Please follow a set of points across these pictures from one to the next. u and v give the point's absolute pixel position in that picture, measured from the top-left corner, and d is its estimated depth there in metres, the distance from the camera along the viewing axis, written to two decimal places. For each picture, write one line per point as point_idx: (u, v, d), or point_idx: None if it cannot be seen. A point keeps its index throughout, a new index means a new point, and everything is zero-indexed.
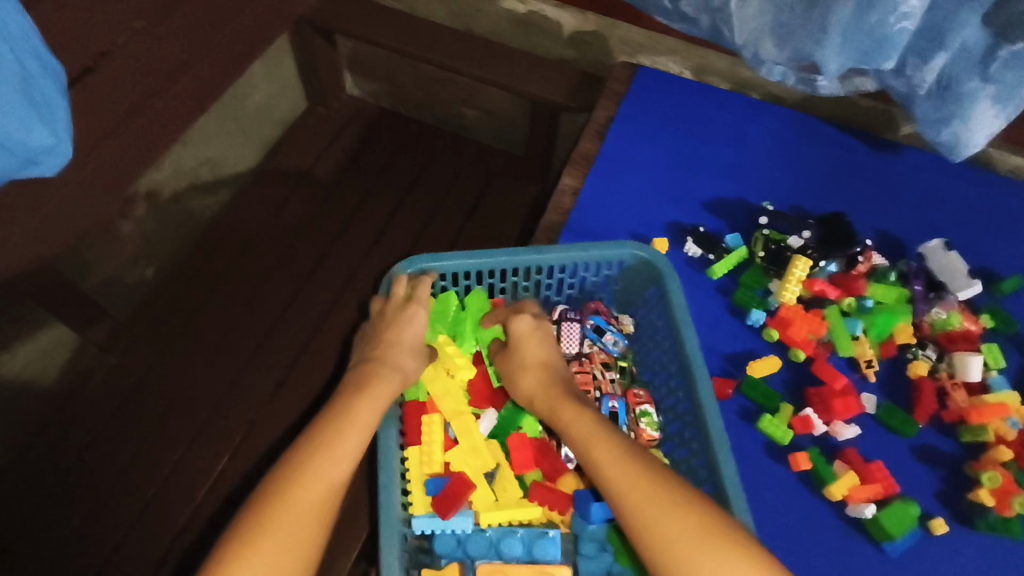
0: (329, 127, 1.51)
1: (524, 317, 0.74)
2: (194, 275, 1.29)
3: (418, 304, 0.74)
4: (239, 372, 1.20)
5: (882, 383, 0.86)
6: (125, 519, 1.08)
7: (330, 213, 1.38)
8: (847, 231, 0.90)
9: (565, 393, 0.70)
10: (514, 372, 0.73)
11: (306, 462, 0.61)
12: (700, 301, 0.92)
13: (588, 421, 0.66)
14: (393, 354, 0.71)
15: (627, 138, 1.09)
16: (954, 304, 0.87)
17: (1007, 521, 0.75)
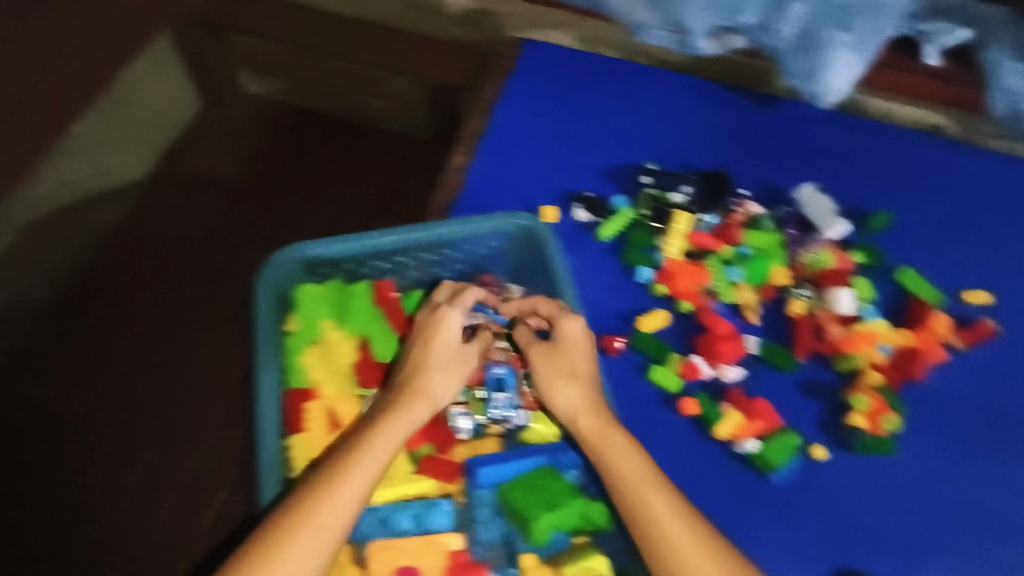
0: (231, 125, 1.43)
1: (579, 325, 0.71)
2: (93, 291, 1.24)
3: (451, 310, 0.71)
4: (150, 388, 1.15)
5: (766, 325, 0.90)
6: (39, 548, 1.05)
7: (235, 213, 1.33)
8: (724, 186, 0.96)
9: (615, 423, 0.68)
10: (558, 381, 0.70)
11: (314, 499, 0.60)
12: (591, 263, 0.94)
13: (642, 466, 0.65)
14: (422, 373, 0.69)
15: (519, 112, 1.08)
16: (825, 243, 0.93)
17: (879, 440, 0.81)
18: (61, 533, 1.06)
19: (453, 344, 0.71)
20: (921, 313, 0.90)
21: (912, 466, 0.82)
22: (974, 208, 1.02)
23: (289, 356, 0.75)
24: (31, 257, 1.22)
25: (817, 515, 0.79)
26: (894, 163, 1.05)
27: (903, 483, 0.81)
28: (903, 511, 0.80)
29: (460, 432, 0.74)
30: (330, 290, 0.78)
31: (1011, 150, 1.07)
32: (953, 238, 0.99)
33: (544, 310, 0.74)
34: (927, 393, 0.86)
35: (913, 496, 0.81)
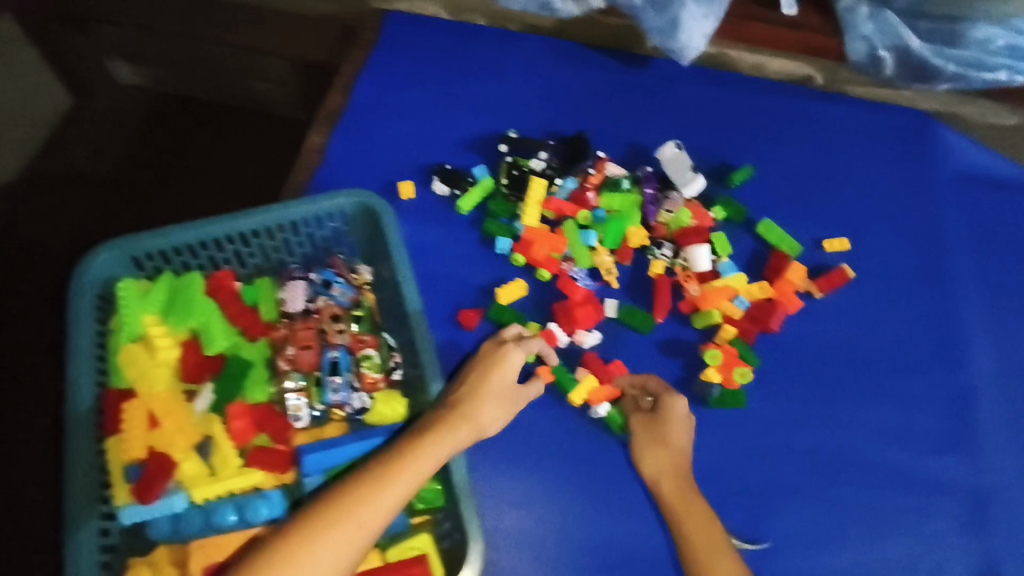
0: (108, 116, 1.31)
1: (683, 402, 0.78)
2: None
3: (511, 350, 0.76)
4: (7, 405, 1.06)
5: (626, 288, 0.89)
6: None
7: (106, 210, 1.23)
8: (584, 148, 0.93)
9: (697, 495, 0.75)
10: (650, 444, 0.77)
11: (359, 495, 0.60)
12: (450, 238, 0.91)
13: (711, 532, 0.72)
14: (474, 398, 0.71)
15: (379, 86, 1.04)
16: (681, 201, 0.91)
17: (732, 393, 0.82)
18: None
19: (508, 377, 0.74)
20: (780, 264, 0.90)
21: (767, 415, 0.83)
22: (839, 156, 1.02)
23: (110, 356, 0.71)
24: None
25: None
26: (761, 117, 1.04)
27: (755, 433, 0.82)
28: (754, 461, 0.81)
29: (298, 420, 0.71)
30: (154, 284, 0.73)
31: (875, 96, 1.07)
32: (816, 188, 0.99)
33: (651, 387, 0.80)
34: (783, 342, 0.87)
35: (764, 445, 0.82)
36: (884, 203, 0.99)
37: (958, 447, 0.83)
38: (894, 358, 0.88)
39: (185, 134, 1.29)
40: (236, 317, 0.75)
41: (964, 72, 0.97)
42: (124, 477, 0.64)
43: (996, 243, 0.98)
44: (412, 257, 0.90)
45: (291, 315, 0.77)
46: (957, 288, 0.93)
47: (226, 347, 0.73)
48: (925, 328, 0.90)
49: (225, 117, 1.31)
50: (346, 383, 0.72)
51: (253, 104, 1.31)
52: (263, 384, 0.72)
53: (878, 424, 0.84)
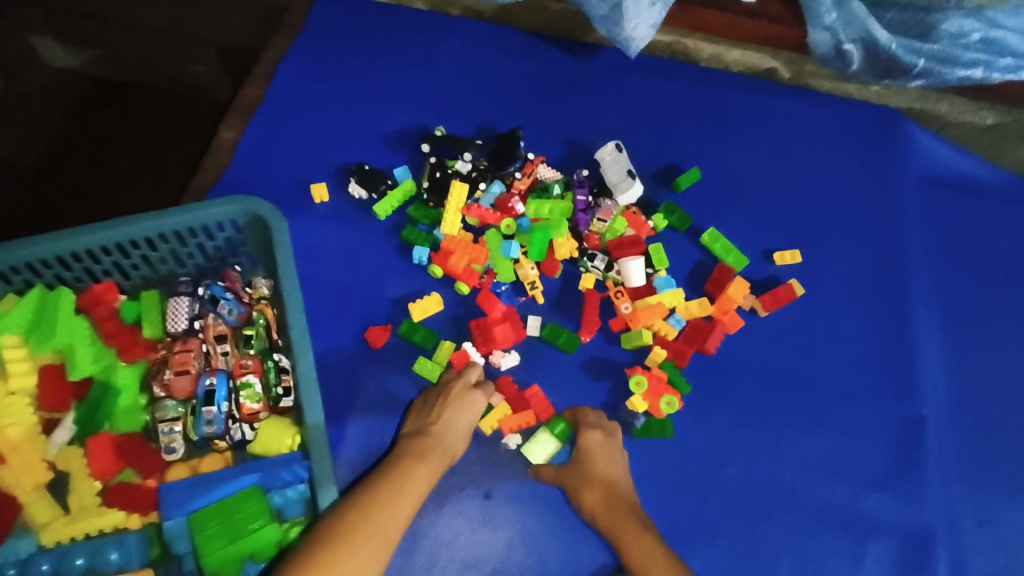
0: (36, 104, 1.12)
1: (597, 431, 0.73)
2: None
3: (481, 393, 0.73)
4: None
5: (552, 303, 0.82)
6: None
7: (25, 208, 1.05)
8: (514, 146, 0.84)
9: (630, 515, 0.69)
10: (577, 482, 0.71)
11: (363, 518, 0.59)
12: (366, 246, 0.84)
13: (650, 543, 0.66)
14: (443, 435, 0.71)
15: (302, 77, 0.96)
16: (615, 208, 0.83)
17: (660, 422, 0.76)
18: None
19: (478, 420, 0.73)
20: (723, 277, 0.82)
21: (696, 443, 0.77)
22: (797, 159, 0.94)
23: None
24: None
25: None
26: (713, 114, 0.96)
27: (679, 465, 0.76)
28: (675, 495, 0.75)
29: (171, 452, 0.65)
30: (18, 300, 0.67)
31: (840, 90, 0.98)
32: (769, 192, 0.92)
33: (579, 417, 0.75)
34: (719, 364, 0.81)
35: (687, 477, 0.76)
36: (842, 211, 0.91)
37: (900, 480, 0.78)
38: (836, 383, 0.81)
39: (119, 125, 1.10)
40: (112, 338, 0.68)
41: (933, 66, 0.87)
42: None
43: (963, 256, 0.90)
44: (321, 266, 0.83)
45: (173, 334, 0.70)
46: (911, 305, 0.86)
47: (93, 371, 0.66)
48: (873, 350, 0.83)
49: (157, 109, 1.11)
50: (222, 415, 0.65)
51: (190, 91, 1.13)
52: (136, 414, 0.66)
53: (814, 456, 0.78)
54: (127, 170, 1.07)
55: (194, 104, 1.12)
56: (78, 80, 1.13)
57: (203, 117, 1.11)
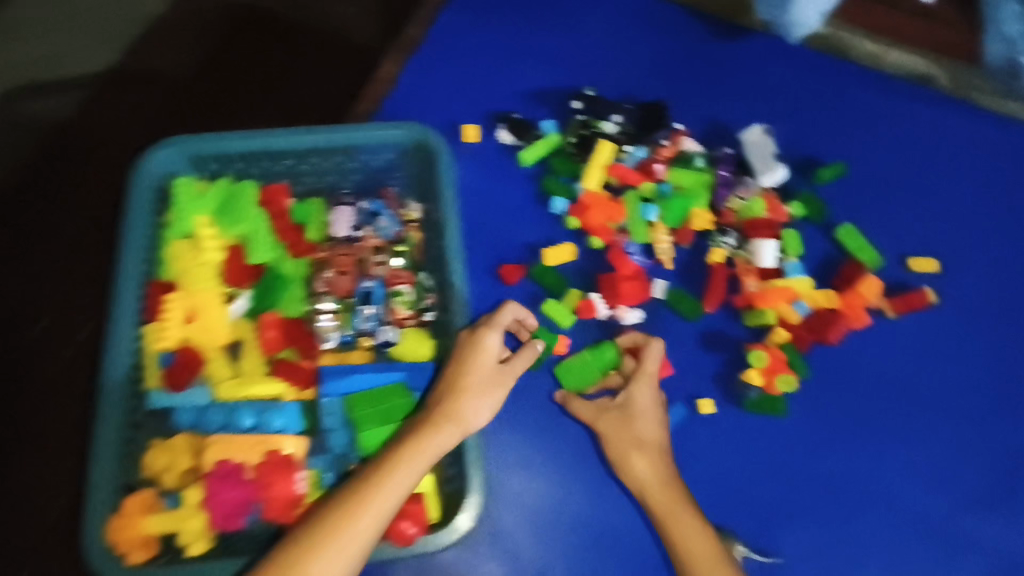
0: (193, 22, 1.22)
1: (650, 393, 0.72)
2: (17, 186, 1.10)
3: (489, 333, 0.68)
4: (46, 273, 1.04)
5: (679, 271, 0.84)
6: None
7: (180, 115, 1.16)
8: (661, 117, 0.88)
9: (683, 500, 0.68)
10: (628, 452, 0.70)
11: (326, 523, 0.56)
12: (505, 189, 0.87)
13: (705, 537, 0.66)
14: (455, 392, 0.65)
15: (460, 25, 0.99)
16: (756, 189, 0.85)
17: (772, 400, 0.76)
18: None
19: (487, 367, 0.67)
20: (852, 274, 0.83)
21: (807, 429, 0.77)
22: (943, 169, 0.92)
23: (161, 248, 0.73)
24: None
25: (703, 473, 0.75)
26: (861, 113, 0.94)
27: (788, 446, 0.76)
28: (780, 475, 0.75)
29: (326, 342, 0.72)
30: (212, 186, 0.75)
31: (1003, 109, 0.95)
32: (910, 198, 0.90)
33: (629, 365, 0.76)
34: (838, 356, 0.81)
35: (793, 459, 0.76)
36: (984, 228, 0.89)
37: (1005, 504, 0.76)
38: (954, 396, 0.80)
39: (273, 55, 1.20)
40: (284, 231, 0.76)
41: None
42: (157, 363, 0.67)
43: None
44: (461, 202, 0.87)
45: (335, 239, 0.77)
46: None
47: (268, 258, 0.74)
48: (997, 370, 0.82)
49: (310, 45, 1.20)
50: (377, 315, 0.72)
51: (338, 31, 1.21)
52: (296, 300, 0.73)
53: (920, 464, 0.77)
54: (274, 93, 1.17)
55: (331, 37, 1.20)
56: (235, 8, 1.23)
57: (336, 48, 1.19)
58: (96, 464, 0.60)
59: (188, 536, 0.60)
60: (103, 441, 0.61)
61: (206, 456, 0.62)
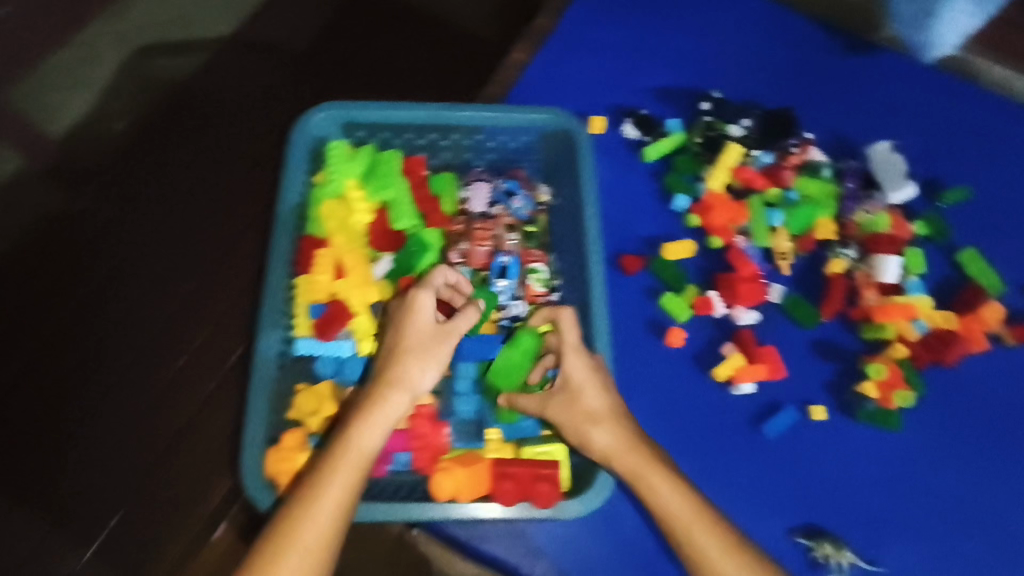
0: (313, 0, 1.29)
1: (581, 361, 0.64)
2: (154, 146, 1.18)
3: (422, 291, 0.65)
4: (184, 229, 1.14)
5: (796, 277, 0.85)
6: (46, 386, 1.04)
7: (298, 87, 1.23)
8: (789, 126, 0.89)
9: (651, 458, 0.61)
10: (581, 425, 0.63)
11: (301, 499, 0.56)
12: (627, 182, 0.90)
13: (683, 497, 0.59)
14: (396, 359, 0.63)
15: (589, 16, 1.00)
16: (884, 205, 0.86)
17: (887, 413, 0.77)
18: (60, 357, 1.06)
19: (424, 325, 0.64)
20: (974, 299, 0.82)
21: (917, 447, 0.77)
22: None
23: (310, 206, 0.77)
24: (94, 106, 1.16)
25: (810, 478, 0.76)
26: (987, 139, 0.93)
27: (898, 461, 0.77)
28: (887, 489, 0.75)
29: None
30: (360, 151, 0.78)
31: None
32: None
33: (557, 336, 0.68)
34: (953, 378, 0.80)
35: (902, 475, 0.76)
36: None
37: None
38: None
39: (392, 39, 1.25)
40: (423, 202, 0.79)
41: None
42: (308, 313, 0.72)
43: None
44: None
45: (470, 214, 0.80)
46: None
47: (409, 226, 0.78)
48: None
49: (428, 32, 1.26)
50: (512, 289, 0.76)
51: (452, 19, 1.27)
52: (432, 268, 0.76)
53: None
54: (390, 75, 1.23)
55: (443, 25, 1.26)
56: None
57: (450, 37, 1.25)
58: (253, 401, 0.64)
59: None
60: (262, 378, 0.65)
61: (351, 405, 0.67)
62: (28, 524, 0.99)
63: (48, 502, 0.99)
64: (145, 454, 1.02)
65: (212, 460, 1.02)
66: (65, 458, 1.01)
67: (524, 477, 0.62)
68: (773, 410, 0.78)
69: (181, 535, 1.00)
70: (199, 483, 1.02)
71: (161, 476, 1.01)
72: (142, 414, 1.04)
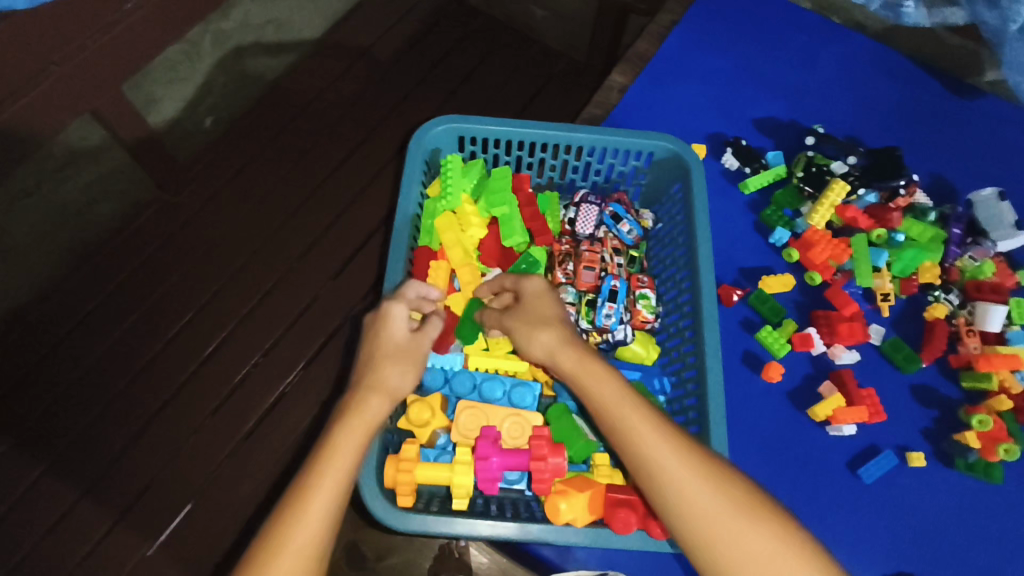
0: (398, 9, 1.33)
1: (537, 278, 0.67)
2: (242, 141, 1.21)
3: (394, 302, 0.64)
4: (265, 226, 1.15)
5: (894, 320, 0.85)
6: (121, 373, 1.04)
7: (384, 93, 1.26)
8: (896, 165, 0.85)
9: (590, 353, 0.61)
10: (526, 329, 0.64)
11: (281, 512, 0.50)
12: (726, 213, 0.90)
13: (616, 384, 0.58)
14: (370, 368, 0.60)
15: (689, 42, 1.00)
16: (991, 252, 0.84)
17: (988, 465, 0.74)
18: (139, 347, 1.06)
19: (395, 331, 0.62)
20: None
21: (1018, 500, 0.76)
22: None
23: (424, 218, 0.80)
24: (205, 120, 1.19)
25: (906, 523, 0.75)
26: None
27: (998, 512, 0.76)
28: (989, 542, 0.74)
29: None
30: (472, 167, 0.80)
31: None
32: None
33: (507, 281, 0.70)
34: None
35: (1002, 528, 0.75)
36: None
37: None
38: None
39: (476, 57, 1.30)
40: (532, 220, 0.81)
41: None
42: None
43: None
44: None
45: (578, 236, 0.82)
46: None
47: (518, 244, 0.80)
48: None
49: (510, 56, 1.31)
50: (619, 313, 0.76)
51: (533, 34, 1.33)
52: None
53: None
54: (474, 89, 1.27)
55: (529, 45, 1.32)
56: (443, 7, 1.35)
57: (532, 58, 1.31)
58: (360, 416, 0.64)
59: (458, 490, 0.63)
60: None
61: (461, 421, 0.70)
62: (92, 518, 0.96)
63: (110, 492, 0.98)
64: (218, 449, 1.01)
65: (278, 458, 1.01)
66: (137, 450, 1.00)
67: (640, 506, 0.61)
68: (872, 453, 0.77)
69: (242, 536, 0.96)
70: (271, 481, 0.99)
71: (228, 472, 1.00)
72: (215, 404, 1.04)
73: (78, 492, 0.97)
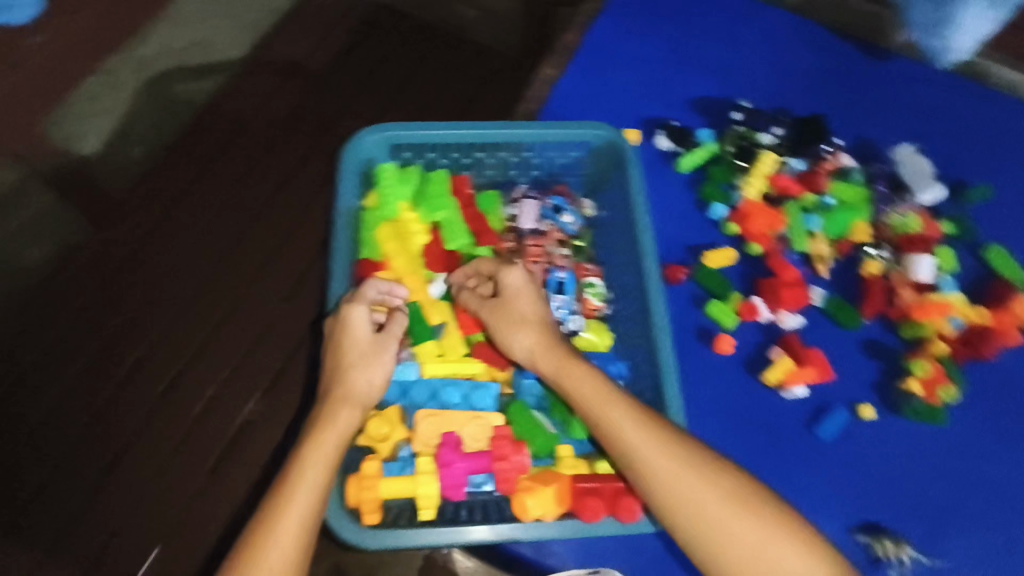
0: (326, 19, 1.31)
1: (519, 270, 0.69)
2: (173, 167, 1.16)
3: (354, 305, 0.65)
4: (208, 254, 1.11)
5: (834, 281, 0.88)
6: (72, 421, 1.00)
7: (319, 106, 1.23)
8: (820, 133, 0.91)
9: (571, 352, 0.65)
10: (506, 330, 0.67)
11: (258, 526, 0.55)
12: (667, 193, 0.92)
13: (597, 381, 0.62)
14: (336, 379, 0.63)
15: (614, 30, 1.02)
16: (916, 206, 0.88)
17: (933, 409, 0.79)
18: (87, 393, 1.02)
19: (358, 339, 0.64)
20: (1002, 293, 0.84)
21: (963, 438, 0.80)
22: None
23: (368, 229, 0.79)
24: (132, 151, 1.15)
25: (863, 473, 0.78)
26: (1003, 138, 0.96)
27: (946, 452, 0.79)
28: (940, 481, 0.78)
29: None
30: (409, 174, 0.81)
31: None
32: None
33: (487, 270, 0.73)
34: (988, 369, 0.83)
35: (950, 467, 0.79)
36: None
37: None
38: None
39: (411, 60, 1.28)
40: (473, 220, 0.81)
41: None
42: None
43: None
44: None
45: (520, 231, 0.81)
46: None
47: (461, 247, 0.80)
48: None
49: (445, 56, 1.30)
50: (568, 307, 0.77)
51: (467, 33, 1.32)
52: None
53: None
54: (411, 93, 1.25)
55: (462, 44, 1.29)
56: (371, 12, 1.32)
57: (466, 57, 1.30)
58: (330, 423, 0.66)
59: (423, 501, 0.64)
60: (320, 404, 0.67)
61: (422, 429, 0.69)
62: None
63: (73, 546, 0.94)
64: (183, 488, 0.98)
65: (247, 490, 0.98)
66: (97, 500, 0.96)
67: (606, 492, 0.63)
68: (825, 411, 0.80)
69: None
70: (242, 514, 0.97)
71: (195, 511, 0.97)
72: (175, 443, 1.00)
73: (39, 552, 0.93)
